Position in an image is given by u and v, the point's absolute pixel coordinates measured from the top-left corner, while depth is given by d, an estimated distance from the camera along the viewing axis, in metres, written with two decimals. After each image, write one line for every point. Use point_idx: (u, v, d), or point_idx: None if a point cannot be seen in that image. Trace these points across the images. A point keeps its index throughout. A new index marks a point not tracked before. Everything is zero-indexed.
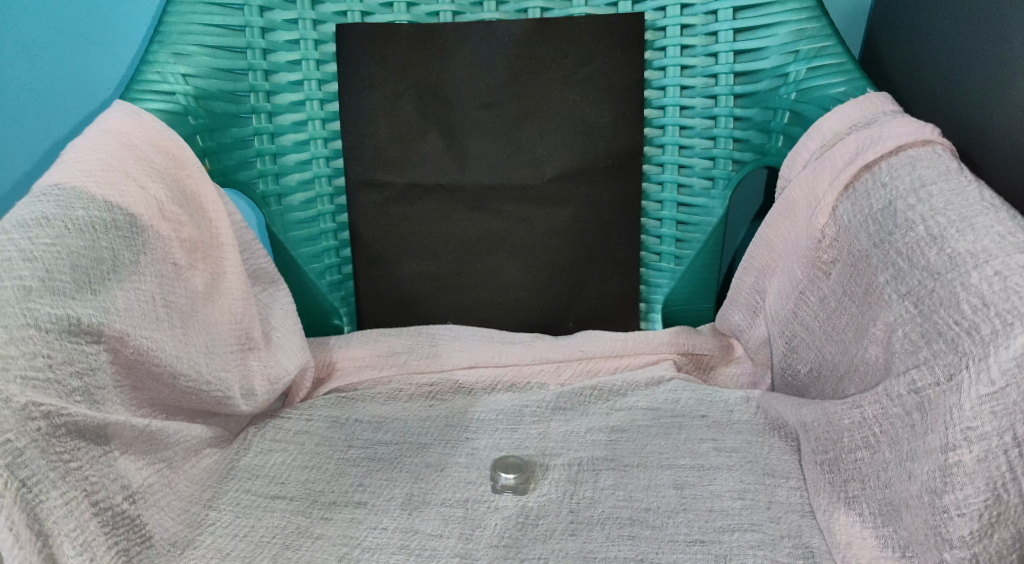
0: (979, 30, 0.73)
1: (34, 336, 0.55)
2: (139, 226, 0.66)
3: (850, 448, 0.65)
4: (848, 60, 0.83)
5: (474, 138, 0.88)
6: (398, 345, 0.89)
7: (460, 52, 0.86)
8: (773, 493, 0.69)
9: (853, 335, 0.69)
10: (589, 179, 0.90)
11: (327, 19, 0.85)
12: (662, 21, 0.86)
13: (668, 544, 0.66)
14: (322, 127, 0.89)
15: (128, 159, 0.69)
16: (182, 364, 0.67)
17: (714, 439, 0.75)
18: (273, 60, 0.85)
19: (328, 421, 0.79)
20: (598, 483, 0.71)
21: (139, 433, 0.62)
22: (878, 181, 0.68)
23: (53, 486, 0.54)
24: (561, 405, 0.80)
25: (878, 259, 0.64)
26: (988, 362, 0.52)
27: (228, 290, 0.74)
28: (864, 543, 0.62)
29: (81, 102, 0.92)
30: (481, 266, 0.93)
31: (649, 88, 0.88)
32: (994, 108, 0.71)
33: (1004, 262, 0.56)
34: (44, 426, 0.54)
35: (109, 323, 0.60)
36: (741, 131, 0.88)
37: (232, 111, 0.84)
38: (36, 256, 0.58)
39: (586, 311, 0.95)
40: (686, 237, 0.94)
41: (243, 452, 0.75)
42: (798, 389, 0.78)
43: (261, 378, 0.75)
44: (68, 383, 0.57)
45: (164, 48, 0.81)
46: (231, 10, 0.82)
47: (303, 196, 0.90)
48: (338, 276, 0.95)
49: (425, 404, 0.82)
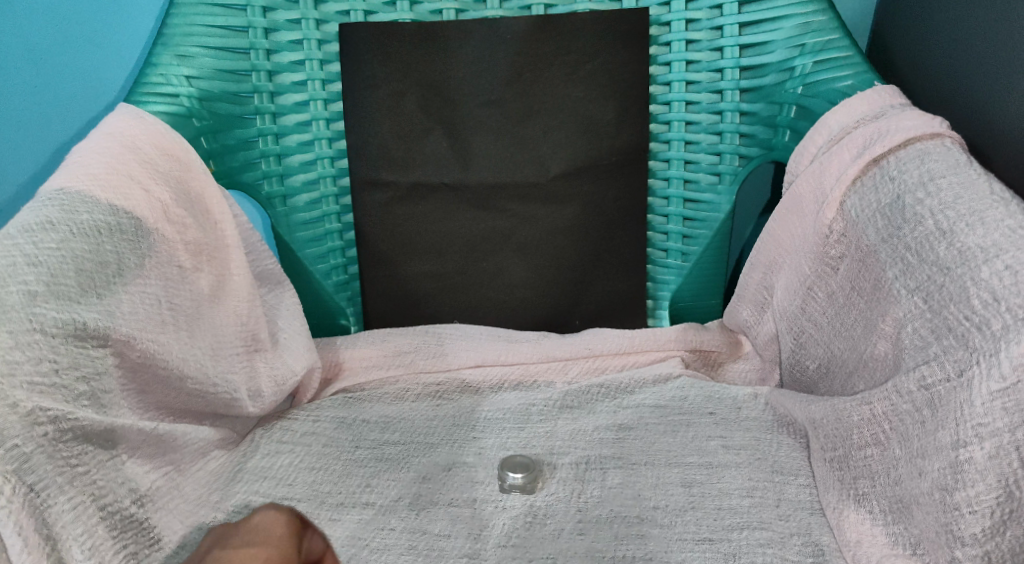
0: (988, 25, 0.72)
1: (40, 341, 0.55)
2: (144, 229, 0.66)
3: (859, 445, 0.65)
4: (854, 53, 0.82)
5: (478, 136, 0.88)
6: (404, 344, 0.88)
7: (463, 52, 0.86)
8: (782, 491, 0.69)
9: (861, 331, 0.68)
10: (595, 175, 0.90)
11: (330, 19, 0.85)
12: (667, 16, 0.85)
13: (676, 542, 0.65)
14: (326, 127, 0.88)
15: (132, 161, 0.69)
16: (189, 367, 0.67)
17: (722, 437, 0.75)
18: (277, 61, 0.84)
19: (335, 422, 0.79)
20: (605, 482, 0.71)
21: (147, 436, 0.63)
22: (886, 175, 0.68)
23: (60, 491, 0.54)
24: (569, 404, 0.80)
25: (888, 254, 0.64)
26: (999, 358, 0.52)
27: (234, 292, 0.74)
28: (874, 540, 0.62)
29: (85, 105, 0.92)
30: (487, 265, 0.93)
31: (654, 84, 0.87)
32: (1004, 100, 0.70)
33: (1014, 256, 0.55)
34: (51, 431, 0.54)
35: (114, 326, 0.60)
36: (747, 126, 0.87)
37: (236, 113, 0.84)
38: (40, 260, 0.58)
39: (592, 309, 0.95)
40: (692, 233, 0.93)
41: (251, 454, 0.75)
42: (807, 384, 0.77)
43: (268, 380, 0.75)
44: (74, 388, 0.57)
45: (168, 50, 0.80)
46: (234, 11, 0.82)
47: (308, 197, 0.90)
48: (344, 277, 0.94)
49: (432, 403, 0.82)
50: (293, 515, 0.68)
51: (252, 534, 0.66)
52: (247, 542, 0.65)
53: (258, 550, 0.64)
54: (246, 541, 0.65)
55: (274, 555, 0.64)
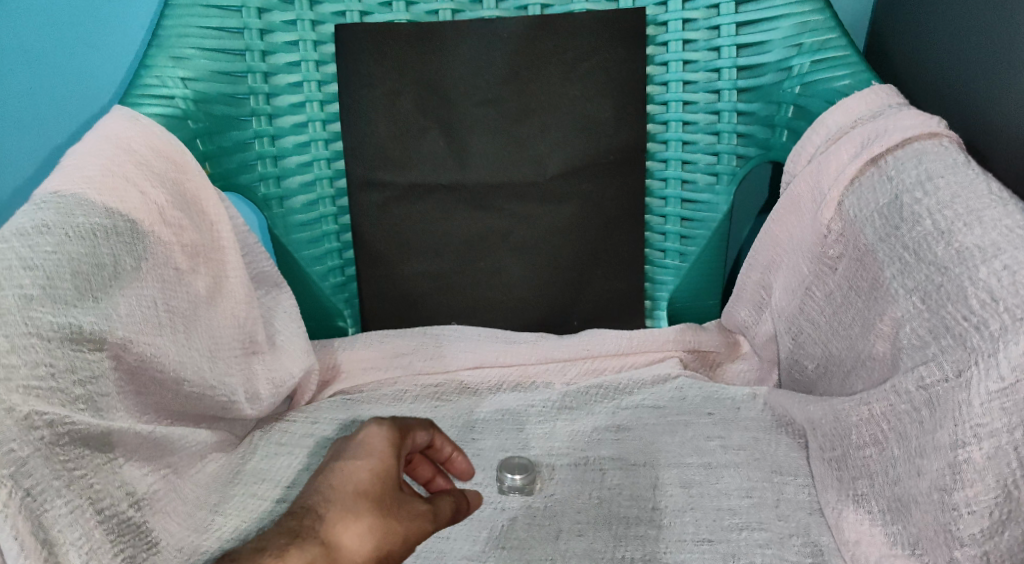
0: (984, 24, 0.72)
1: (36, 344, 0.55)
2: (140, 231, 0.66)
3: (858, 445, 0.65)
4: (852, 52, 0.82)
5: (476, 136, 0.88)
6: (403, 346, 0.88)
7: (460, 52, 0.85)
8: (781, 491, 0.69)
9: (859, 331, 0.68)
10: (592, 175, 0.90)
11: (326, 19, 0.84)
12: (663, 16, 0.85)
13: (676, 543, 0.66)
14: (322, 128, 0.88)
15: (127, 163, 0.68)
16: (186, 369, 0.67)
17: (720, 437, 0.75)
18: (272, 62, 0.84)
19: (333, 424, 0.79)
20: (604, 483, 0.71)
21: (144, 439, 0.63)
22: (884, 175, 0.68)
23: (58, 495, 0.53)
24: (567, 404, 0.80)
25: (886, 254, 0.64)
26: (998, 358, 0.52)
27: (231, 295, 0.74)
28: (873, 540, 0.62)
29: (80, 106, 0.92)
30: (485, 265, 0.92)
31: (651, 84, 0.87)
32: (1001, 100, 0.70)
33: (1012, 256, 0.55)
34: (47, 435, 0.53)
35: (111, 329, 0.60)
36: (745, 126, 0.87)
37: (231, 114, 0.84)
38: (36, 264, 0.58)
39: (591, 310, 0.95)
40: (690, 233, 0.93)
41: (249, 456, 0.74)
42: (805, 384, 0.77)
43: (265, 382, 0.75)
44: (71, 391, 0.56)
45: (162, 52, 0.80)
46: (229, 12, 0.81)
47: (305, 198, 0.90)
48: (342, 278, 0.94)
49: (431, 404, 0.81)
50: (387, 428, 0.65)
51: (358, 446, 0.64)
52: (352, 455, 0.64)
53: (363, 463, 0.63)
54: (355, 453, 0.64)
55: (379, 466, 0.63)
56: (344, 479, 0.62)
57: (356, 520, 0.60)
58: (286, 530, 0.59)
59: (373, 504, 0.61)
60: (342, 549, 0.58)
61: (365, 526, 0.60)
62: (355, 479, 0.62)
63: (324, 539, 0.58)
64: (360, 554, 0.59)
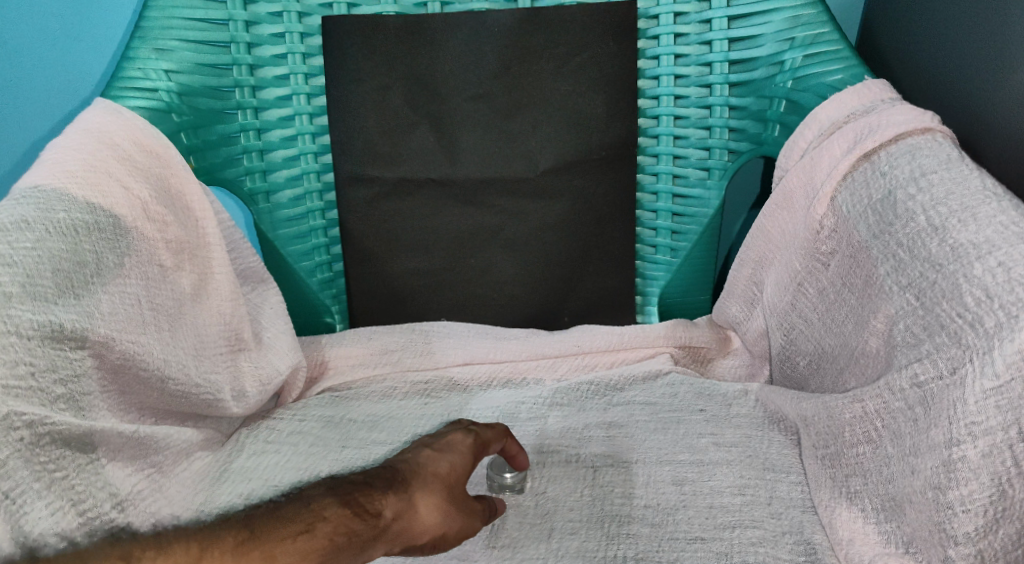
0: (980, 17, 0.71)
1: (15, 343, 0.54)
2: (122, 227, 0.64)
3: (851, 442, 0.64)
4: (845, 46, 0.81)
5: (465, 131, 0.87)
6: (392, 342, 0.86)
7: (450, 45, 0.84)
8: (773, 489, 0.68)
9: (852, 327, 0.67)
10: (583, 171, 0.89)
11: (313, 11, 0.83)
12: (655, 9, 0.84)
13: (668, 542, 0.65)
14: (309, 122, 0.87)
15: (109, 158, 0.67)
16: (171, 367, 0.66)
17: (712, 434, 0.74)
18: (258, 54, 0.83)
19: (321, 421, 0.78)
20: (596, 481, 0.71)
21: (128, 439, 0.62)
22: (877, 170, 0.67)
23: (38, 496, 0.52)
24: (559, 401, 0.79)
25: (879, 251, 0.63)
26: (993, 356, 0.52)
27: (217, 291, 0.72)
28: (867, 539, 0.61)
29: (62, 100, 0.90)
30: (475, 261, 0.92)
31: (643, 78, 0.86)
32: (996, 95, 0.70)
33: (1007, 253, 0.54)
34: (26, 436, 0.53)
35: (93, 328, 0.59)
36: (737, 121, 0.87)
37: (216, 108, 0.83)
38: (16, 261, 0.57)
39: (581, 306, 0.94)
40: (681, 229, 0.92)
41: (235, 454, 0.73)
42: (797, 381, 0.77)
43: (252, 380, 0.74)
44: (52, 391, 0.56)
45: (145, 43, 0.79)
46: (214, 3, 0.80)
47: (291, 193, 0.89)
48: (329, 274, 0.93)
49: (421, 401, 0.81)
50: (472, 438, 0.65)
51: (443, 441, 0.63)
52: (437, 447, 0.63)
53: (445, 455, 0.62)
54: (441, 445, 0.63)
55: (458, 463, 0.62)
56: (431, 459, 0.61)
57: (432, 493, 0.59)
58: (385, 477, 0.58)
59: (448, 488, 0.60)
60: (416, 513, 0.57)
61: (435, 504, 0.58)
62: (437, 463, 0.61)
63: (408, 494, 0.57)
64: (427, 525, 0.57)
